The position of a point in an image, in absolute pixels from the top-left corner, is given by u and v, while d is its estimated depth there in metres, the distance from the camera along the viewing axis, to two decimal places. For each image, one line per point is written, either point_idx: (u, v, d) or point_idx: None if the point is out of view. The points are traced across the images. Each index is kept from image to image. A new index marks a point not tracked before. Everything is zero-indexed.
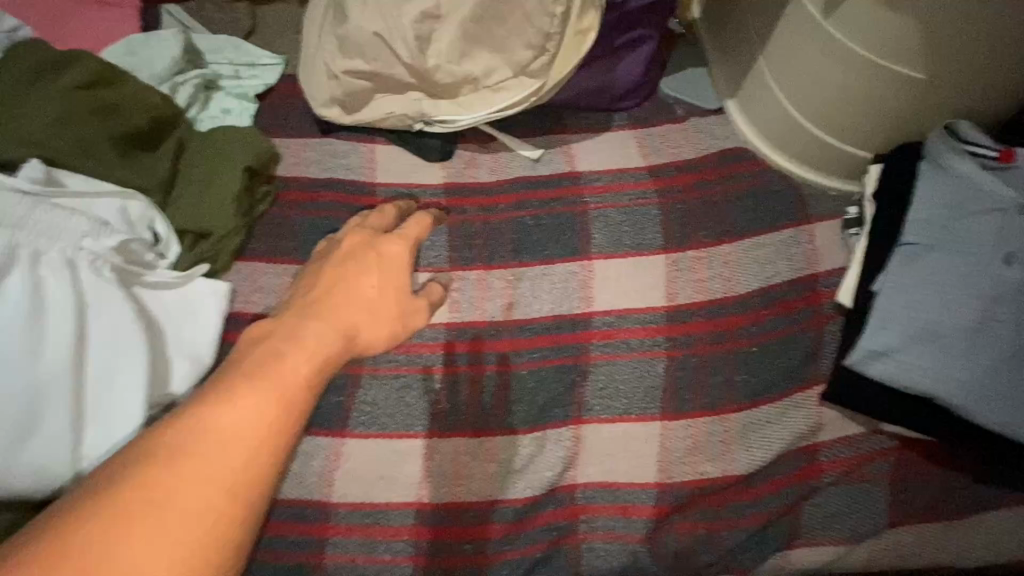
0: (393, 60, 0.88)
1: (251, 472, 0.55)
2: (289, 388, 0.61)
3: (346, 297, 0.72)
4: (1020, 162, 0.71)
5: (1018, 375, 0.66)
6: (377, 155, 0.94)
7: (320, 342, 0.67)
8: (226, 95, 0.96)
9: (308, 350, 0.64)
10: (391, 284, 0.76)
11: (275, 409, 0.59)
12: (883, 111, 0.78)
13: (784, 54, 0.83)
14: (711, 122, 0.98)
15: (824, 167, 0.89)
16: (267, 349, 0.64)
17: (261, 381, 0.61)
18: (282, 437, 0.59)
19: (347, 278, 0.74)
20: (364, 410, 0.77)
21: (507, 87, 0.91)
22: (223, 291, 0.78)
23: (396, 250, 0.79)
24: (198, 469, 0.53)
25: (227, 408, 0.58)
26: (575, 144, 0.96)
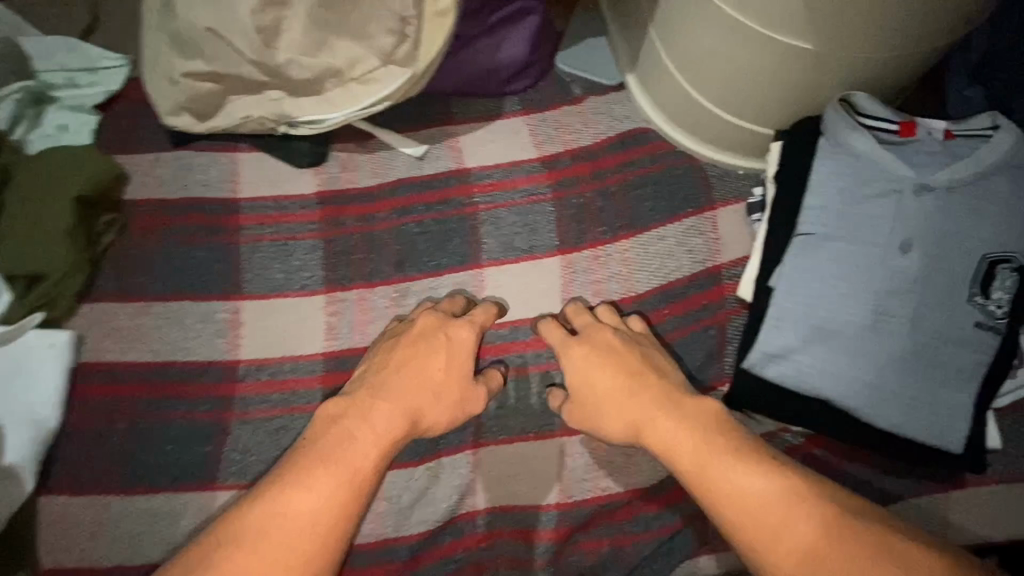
0: (237, 58, 0.77)
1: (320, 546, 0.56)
2: (362, 470, 0.61)
3: (416, 379, 0.69)
4: (919, 135, 0.66)
5: (915, 372, 0.62)
6: (241, 167, 0.84)
7: (389, 416, 0.65)
8: (60, 109, 0.84)
9: (381, 410, 0.65)
10: (454, 369, 0.71)
11: (340, 510, 0.58)
12: (776, 87, 0.70)
13: (674, 26, 0.74)
14: (610, 101, 0.89)
15: (727, 146, 0.81)
16: (347, 412, 0.65)
17: (331, 462, 0.60)
18: (348, 518, 0.58)
19: (416, 358, 0.70)
20: (236, 459, 0.71)
21: (376, 79, 0.81)
22: (64, 343, 0.70)
23: (461, 338, 0.73)
24: (288, 545, 0.55)
25: (301, 485, 0.58)
26: (462, 136, 0.87)
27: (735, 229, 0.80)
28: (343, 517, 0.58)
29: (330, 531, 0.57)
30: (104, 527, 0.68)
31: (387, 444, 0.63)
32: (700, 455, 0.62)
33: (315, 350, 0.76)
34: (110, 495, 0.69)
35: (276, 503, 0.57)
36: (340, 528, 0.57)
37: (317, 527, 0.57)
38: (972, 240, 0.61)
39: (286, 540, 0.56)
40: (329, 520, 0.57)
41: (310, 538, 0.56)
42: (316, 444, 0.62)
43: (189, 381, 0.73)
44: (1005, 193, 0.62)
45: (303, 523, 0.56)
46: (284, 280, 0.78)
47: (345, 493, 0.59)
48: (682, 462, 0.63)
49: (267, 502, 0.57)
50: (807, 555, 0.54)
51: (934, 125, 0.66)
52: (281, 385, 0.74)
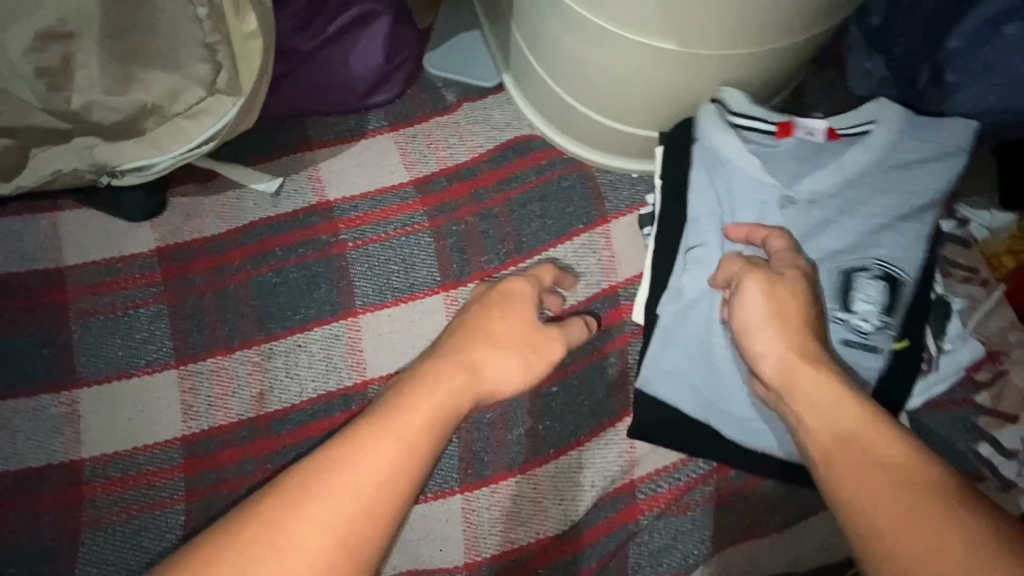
0: (23, 106, 0.64)
1: (369, 517, 0.42)
2: (432, 431, 0.47)
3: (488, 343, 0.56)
4: (799, 134, 0.62)
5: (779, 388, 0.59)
6: (63, 230, 0.72)
7: (460, 378, 0.52)
8: None
9: (448, 369, 0.52)
10: (524, 323, 0.60)
11: (401, 478, 0.44)
12: (649, 90, 0.62)
13: (533, 21, 0.64)
14: (487, 107, 0.80)
15: (614, 151, 0.73)
16: (420, 370, 0.52)
17: (399, 417, 0.46)
18: (410, 485, 0.45)
19: (483, 323, 0.58)
20: (94, 570, 0.63)
21: (204, 113, 0.70)
22: None
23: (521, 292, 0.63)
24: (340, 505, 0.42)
25: (354, 445, 0.44)
26: (322, 163, 0.76)
27: (630, 245, 0.73)
28: (399, 488, 0.44)
29: (379, 504, 0.43)
30: None
31: (455, 411, 0.50)
32: (830, 405, 0.46)
33: (172, 435, 0.67)
34: None
35: (329, 468, 0.43)
36: (397, 500, 0.44)
37: (362, 506, 0.42)
38: (830, 250, 0.60)
39: (325, 514, 0.41)
40: (391, 484, 0.44)
41: (366, 503, 0.42)
42: (389, 398, 0.49)
43: (27, 491, 0.63)
44: (866, 199, 0.61)
45: (360, 489, 0.43)
46: (128, 357, 0.68)
47: (413, 457, 0.45)
48: (806, 411, 0.47)
49: (326, 463, 0.43)
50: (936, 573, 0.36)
51: (815, 126, 0.62)
52: (135, 480, 0.65)
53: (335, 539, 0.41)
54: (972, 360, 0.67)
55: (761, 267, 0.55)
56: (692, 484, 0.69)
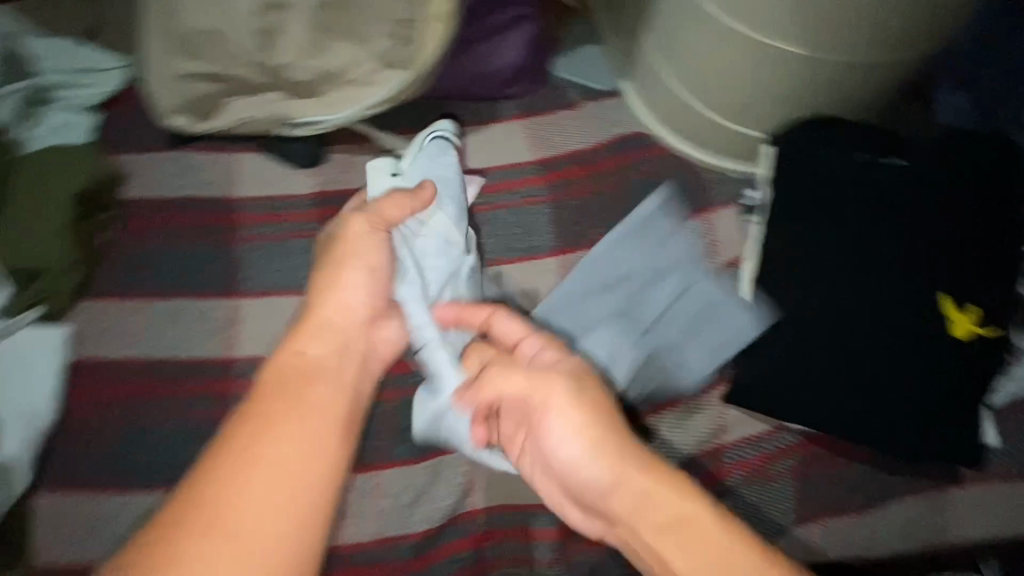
0: (236, 60, 0.78)
1: (315, 499, 0.49)
2: (338, 422, 0.54)
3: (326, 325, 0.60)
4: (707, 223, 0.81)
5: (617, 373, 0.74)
6: (240, 167, 0.85)
7: (328, 389, 0.56)
8: (61, 109, 0.85)
9: (308, 353, 0.58)
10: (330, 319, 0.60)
11: (326, 448, 0.51)
12: (767, 91, 0.72)
13: (668, 29, 0.76)
14: (608, 106, 0.90)
15: (720, 151, 0.83)
16: (286, 361, 0.56)
17: (301, 409, 0.53)
18: (334, 466, 0.51)
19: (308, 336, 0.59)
20: None
21: (375, 82, 0.82)
22: (64, 338, 0.72)
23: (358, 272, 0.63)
24: (240, 523, 0.45)
25: (263, 444, 0.49)
26: (462, 139, 0.88)
27: (730, 232, 0.81)
28: (317, 490, 0.49)
29: (321, 482, 0.50)
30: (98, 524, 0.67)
31: (326, 414, 0.54)
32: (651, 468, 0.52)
33: None
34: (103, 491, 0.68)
35: (215, 477, 0.47)
36: (315, 504, 0.48)
37: (317, 487, 0.49)
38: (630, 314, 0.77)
39: (269, 509, 0.46)
40: (317, 468, 0.50)
41: (278, 516, 0.46)
42: (265, 397, 0.53)
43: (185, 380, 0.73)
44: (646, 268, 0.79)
45: (289, 479, 0.48)
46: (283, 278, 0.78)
47: (329, 438, 0.52)
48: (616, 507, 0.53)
49: (233, 464, 0.48)
50: None
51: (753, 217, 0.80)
52: None
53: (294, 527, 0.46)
54: None
55: (559, 397, 0.55)
56: (776, 457, 0.73)
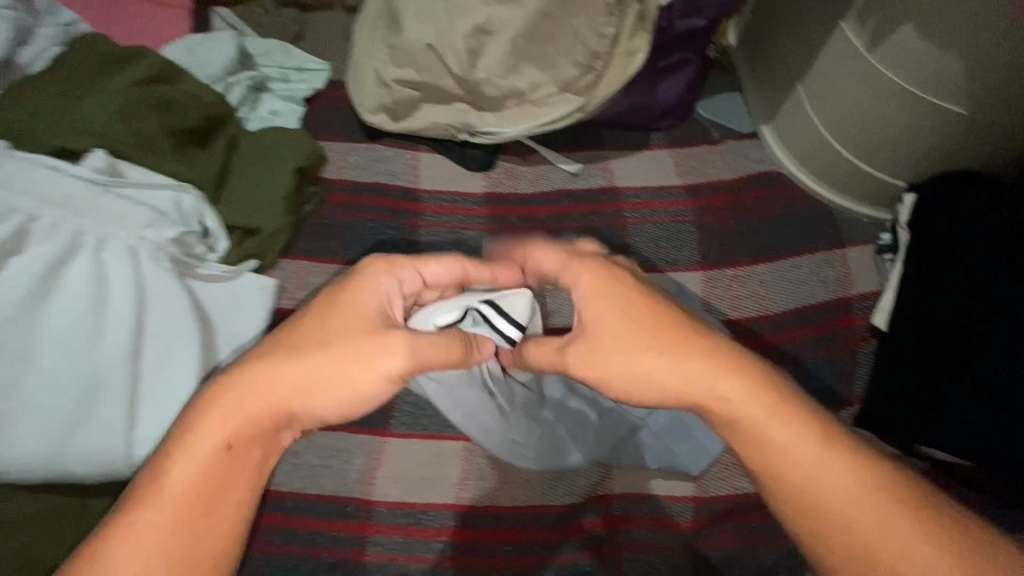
0: (442, 72, 0.90)
1: (179, 542, 0.54)
2: (189, 491, 0.55)
3: (349, 391, 0.59)
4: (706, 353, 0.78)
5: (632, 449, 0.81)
6: (421, 164, 0.96)
7: (233, 423, 0.57)
8: (274, 97, 0.98)
9: (219, 430, 0.56)
10: (314, 352, 0.59)
11: (180, 516, 0.54)
12: (919, 142, 0.81)
13: (827, 84, 0.85)
14: (747, 146, 0.99)
15: (856, 194, 0.92)
16: (189, 423, 0.56)
17: (189, 454, 0.56)
18: (214, 523, 0.55)
19: (257, 360, 0.59)
20: (407, 410, 0.79)
21: (553, 102, 0.92)
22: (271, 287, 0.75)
23: (346, 318, 0.60)
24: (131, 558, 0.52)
25: (154, 506, 0.54)
26: (614, 161, 0.98)
27: (866, 268, 0.88)
28: (195, 522, 0.54)
29: (170, 545, 0.53)
30: (284, 457, 0.75)
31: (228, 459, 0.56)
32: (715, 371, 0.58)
33: None
34: None
35: (131, 523, 0.53)
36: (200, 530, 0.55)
37: (167, 541, 0.54)
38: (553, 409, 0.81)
39: (139, 557, 0.52)
40: (174, 529, 0.54)
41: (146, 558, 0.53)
42: (168, 454, 0.56)
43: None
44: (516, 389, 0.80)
45: (178, 537, 0.54)
46: None
47: (199, 492, 0.55)
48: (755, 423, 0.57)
49: (147, 511, 0.54)
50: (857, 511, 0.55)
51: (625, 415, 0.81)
52: None
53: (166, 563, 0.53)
54: None
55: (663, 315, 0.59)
56: None
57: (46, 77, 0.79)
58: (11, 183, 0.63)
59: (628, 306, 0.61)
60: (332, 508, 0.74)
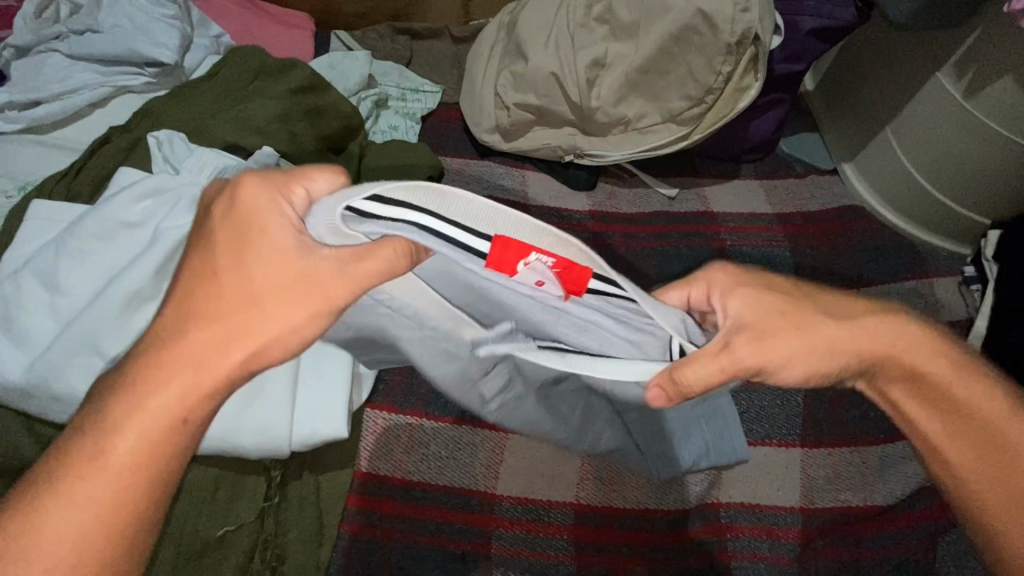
0: (560, 98, 0.98)
1: (160, 488, 0.47)
2: (142, 449, 0.46)
3: (277, 315, 0.47)
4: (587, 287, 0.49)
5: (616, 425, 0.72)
6: (529, 182, 1.04)
7: (178, 382, 0.47)
8: (393, 114, 1.06)
9: (171, 393, 0.46)
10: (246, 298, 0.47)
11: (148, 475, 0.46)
12: (1006, 183, 0.89)
13: (917, 126, 0.93)
14: (830, 181, 1.06)
15: (938, 229, 0.98)
16: (111, 391, 0.47)
17: (135, 416, 0.46)
18: (165, 488, 0.47)
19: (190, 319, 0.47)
20: None
21: (655, 131, 1.00)
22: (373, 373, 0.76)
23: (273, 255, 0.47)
24: (70, 511, 0.45)
25: (94, 478, 0.45)
26: (708, 188, 1.05)
27: (952, 297, 0.94)
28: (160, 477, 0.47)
29: (124, 507, 0.45)
30: (414, 446, 0.77)
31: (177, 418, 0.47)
32: (872, 320, 0.54)
33: None
34: (419, 419, 0.79)
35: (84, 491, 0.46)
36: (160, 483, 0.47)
37: (124, 505, 0.45)
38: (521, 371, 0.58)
39: (74, 521, 0.44)
40: (115, 497, 0.45)
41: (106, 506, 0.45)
42: (111, 407, 0.47)
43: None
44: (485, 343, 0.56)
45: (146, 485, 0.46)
46: None
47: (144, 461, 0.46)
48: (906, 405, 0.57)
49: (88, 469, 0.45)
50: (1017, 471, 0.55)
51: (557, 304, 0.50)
52: None
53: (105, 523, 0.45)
54: None
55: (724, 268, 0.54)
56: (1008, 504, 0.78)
57: (209, 81, 0.86)
58: (202, 172, 0.68)
59: (778, 292, 0.53)
60: (456, 500, 0.76)
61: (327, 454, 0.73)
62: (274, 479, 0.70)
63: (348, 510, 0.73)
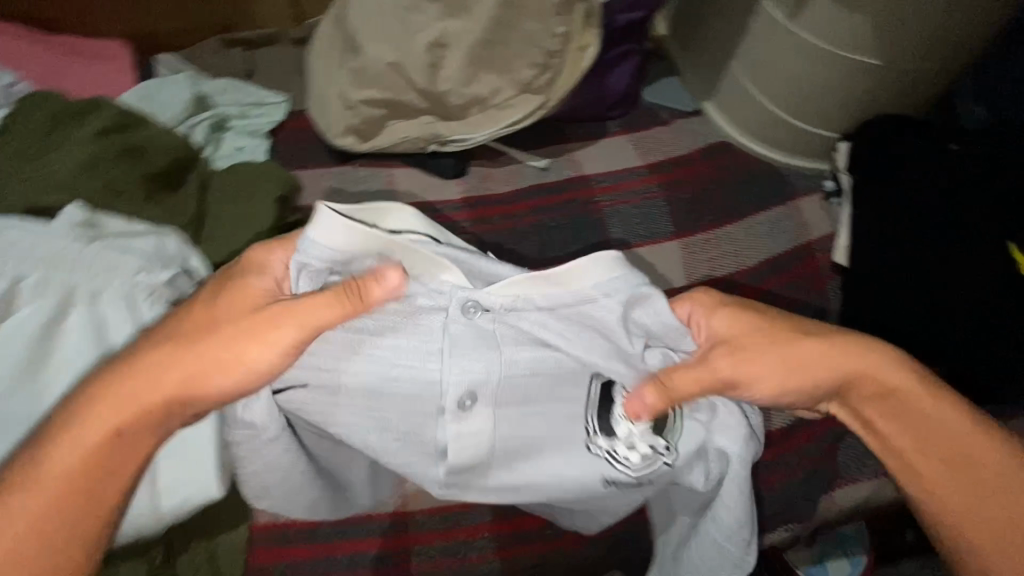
0: (406, 87, 0.94)
1: (104, 499, 0.53)
2: (68, 476, 0.52)
3: (234, 363, 0.55)
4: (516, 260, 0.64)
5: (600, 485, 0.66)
6: (395, 180, 0.98)
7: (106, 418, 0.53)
8: (236, 134, 0.98)
9: (104, 418, 0.53)
10: (195, 352, 0.55)
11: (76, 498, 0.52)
12: (845, 96, 0.92)
13: (760, 55, 0.95)
14: (695, 122, 1.07)
15: (797, 151, 1.01)
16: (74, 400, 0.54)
17: (105, 415, 0.54)
18: (103, 505, 0.53)
19: (143, 354, 0.55)
20: None
21: (514, 104, 0.97)
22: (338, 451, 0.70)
23: (235, 313, 0.56)
24: (27, 516, 0.51)
25: (36, 485, 0.51)
26: (578, 152, 1.04)
27: (821, 213, 0.97)
28: (117, 479, 0.54)
29: (56, 514, 0.51)
30: None
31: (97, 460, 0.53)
32: (877, 362, 0.59)
33: None
34: None
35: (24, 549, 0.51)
36: (115, 490, 0.54)
37: (57, 510, 0.51)
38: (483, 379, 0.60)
39: (29, 509, 0.51)
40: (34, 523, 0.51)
41: (49, 517, 0.51)
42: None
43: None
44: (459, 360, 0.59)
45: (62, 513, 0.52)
46: None
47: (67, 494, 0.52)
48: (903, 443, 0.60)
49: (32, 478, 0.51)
50: (978, 510, 0.56)
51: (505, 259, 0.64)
52: None
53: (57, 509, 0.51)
54: None
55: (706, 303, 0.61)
56: None
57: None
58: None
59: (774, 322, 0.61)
60: (366, 528, 0.73)
61: (213, 519, 0.68)
62: (157, 558, 0.65)
63: (252, 567, 0.70)
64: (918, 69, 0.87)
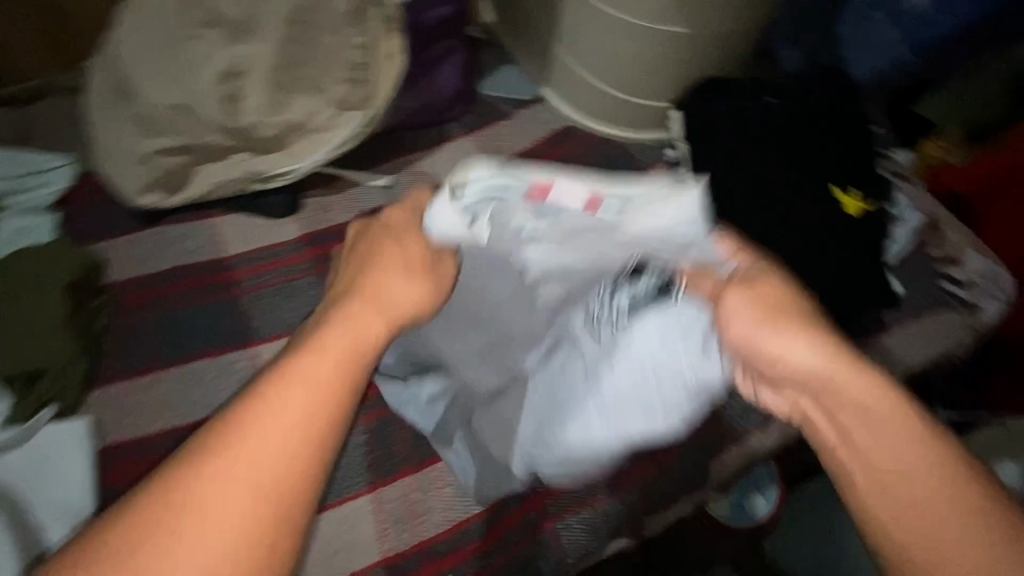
0: (204, 127, 0.83)
1: (262, 569, 0.38)
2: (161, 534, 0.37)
3: (352, 344, 0.45)
4: None
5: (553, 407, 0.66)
6: (220, 231, 0.88)
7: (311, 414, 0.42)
8: (14, 213, 0.84)
9: (261, 427, 0.40)
10: (364, 340, 0.46)
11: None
12: (665, 64, 0.92)
13: (579, 33, 0.93)
14: (538, 110, 1.04)
15: (636, 124, 1.01)
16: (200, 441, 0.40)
17: (237, 445, 0.40)
18: (276, 558, 0.39)
19: (324, 329, 0.45)
20: None
21: (336, 125, 0.86)
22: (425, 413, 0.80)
23: (387, 274, 0.51)
24: (168, 572, 0.36)
25: (195, 490, 0.38)
26: (421, 162, 0.97)
27: None
28: (265, 528, 0.38)
29: (236, 571, 0.37)
30: None
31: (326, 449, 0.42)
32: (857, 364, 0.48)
33: None
34: None
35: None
36: (258, 524, 0.38)
37: (251, 553, 0.38)
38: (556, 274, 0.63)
39: (197, 553, 0.37)
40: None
41: (227, 554, 0.37)
42: None
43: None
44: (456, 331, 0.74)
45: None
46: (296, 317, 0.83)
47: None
48: (856, 445, 0.46)
49: (149, 546, 0.37)
50: (924, 531, 0.42)
51: None
52: None
53: (249, 555, 0.38)
54: (918, 224, 0.94)
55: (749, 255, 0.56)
56: None
57: None
58: None
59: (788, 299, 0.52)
60: None
61: None
62: None
63: None
64: (726, 28, 0.88)
